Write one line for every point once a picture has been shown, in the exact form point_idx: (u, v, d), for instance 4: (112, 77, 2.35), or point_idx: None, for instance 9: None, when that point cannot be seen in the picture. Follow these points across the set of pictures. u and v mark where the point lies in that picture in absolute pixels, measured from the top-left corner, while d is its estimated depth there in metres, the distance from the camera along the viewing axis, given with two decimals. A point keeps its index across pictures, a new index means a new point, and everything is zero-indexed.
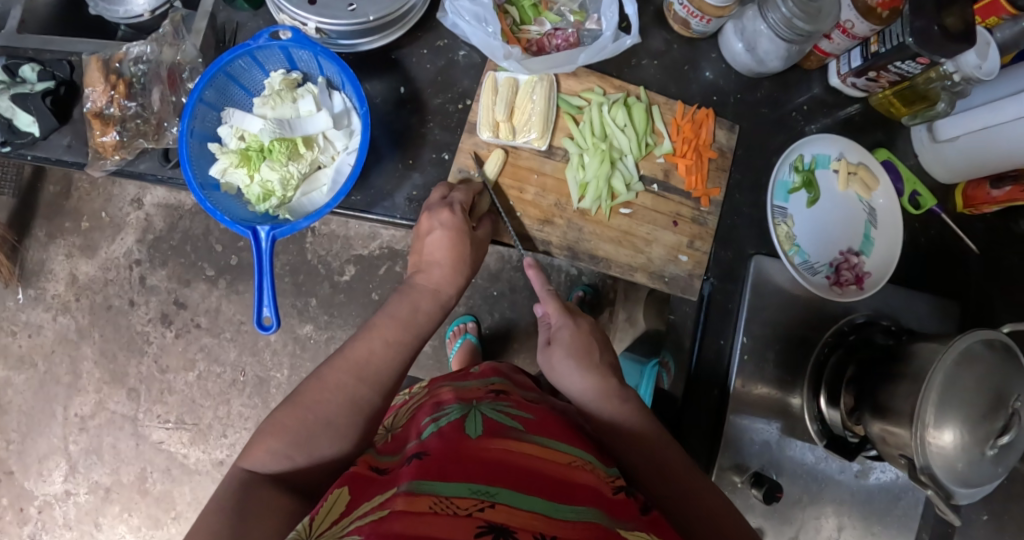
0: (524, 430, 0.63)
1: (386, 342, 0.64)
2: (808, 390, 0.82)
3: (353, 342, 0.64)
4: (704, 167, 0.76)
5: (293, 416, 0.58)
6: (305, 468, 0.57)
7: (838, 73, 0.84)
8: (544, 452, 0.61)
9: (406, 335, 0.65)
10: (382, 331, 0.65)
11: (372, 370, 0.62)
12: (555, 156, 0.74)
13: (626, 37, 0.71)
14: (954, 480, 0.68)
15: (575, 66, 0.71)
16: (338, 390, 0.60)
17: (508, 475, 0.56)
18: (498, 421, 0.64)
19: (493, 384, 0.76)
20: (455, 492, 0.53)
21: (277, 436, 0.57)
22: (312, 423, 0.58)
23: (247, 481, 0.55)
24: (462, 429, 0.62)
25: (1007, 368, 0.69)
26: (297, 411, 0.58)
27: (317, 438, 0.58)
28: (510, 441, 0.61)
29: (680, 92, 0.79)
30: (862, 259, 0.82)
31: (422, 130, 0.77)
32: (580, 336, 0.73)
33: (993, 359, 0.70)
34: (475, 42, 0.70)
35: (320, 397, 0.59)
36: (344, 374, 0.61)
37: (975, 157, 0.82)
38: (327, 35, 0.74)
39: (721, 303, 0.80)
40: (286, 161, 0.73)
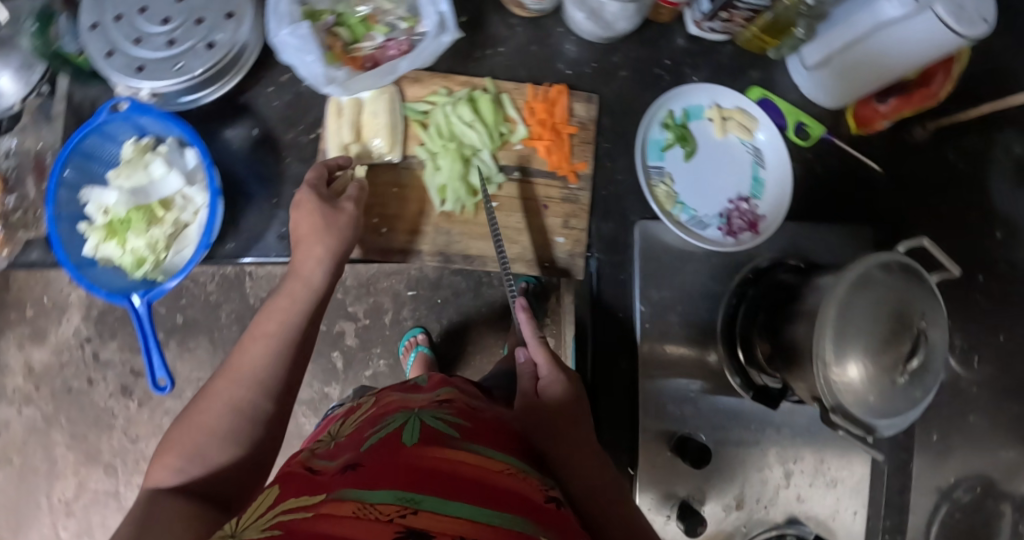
0: (462, 438, 0.59)
1: (280, 318, 0.65)
2: (722, 344, 0.80)
3: (256, 322, 0.66)
4: (565, 144, 0.74)
5: (185, 436, 0.59)
6: (213, 473, 0.58)
7: (694, 21, 0.81)
8: (479, 462, 0.57)
9: (287, 324, 0.65)
10: (295, 275, 0.67)
11: (279, 339, 0.64)
12: (411, 166, 0.74)
13: (442, 34, 0.70)
14: (869, 414, 0.67)
15: (397, 75, 0.70)
16: (241, 381, 0.62)
17: (436, 481, 0.53)
18: (437, 428, 0.60)
19: (440, 393, 0.72)
20: (381, 498, 0.50)
21: (172, 454, 0.58)
22: (222, 419, 0.60)
23: (149, 498, 0.55)
24: (400, 435, 0.59)
25: (909, 289, 0.67)
26: (183, 430, 0.59)
27: (207, 445, 0.58)
28: (446, 450, 0.57)
29: (531, 74, 0.78)
30: (753, 203, 0.81)
31: (281, 166, 0.78)
32: (570, 393, 0.70)
33: (893, 282, 0.68)
34: (303, 73, 0.69)
35: (203, 410, 0.60)
36: (257, 348, 0.63)
37: (855, 76, 0.80)
38: (166, 97, 0.75)
39: (612, 277, 0.77)
40: (147, 226, 0.74)
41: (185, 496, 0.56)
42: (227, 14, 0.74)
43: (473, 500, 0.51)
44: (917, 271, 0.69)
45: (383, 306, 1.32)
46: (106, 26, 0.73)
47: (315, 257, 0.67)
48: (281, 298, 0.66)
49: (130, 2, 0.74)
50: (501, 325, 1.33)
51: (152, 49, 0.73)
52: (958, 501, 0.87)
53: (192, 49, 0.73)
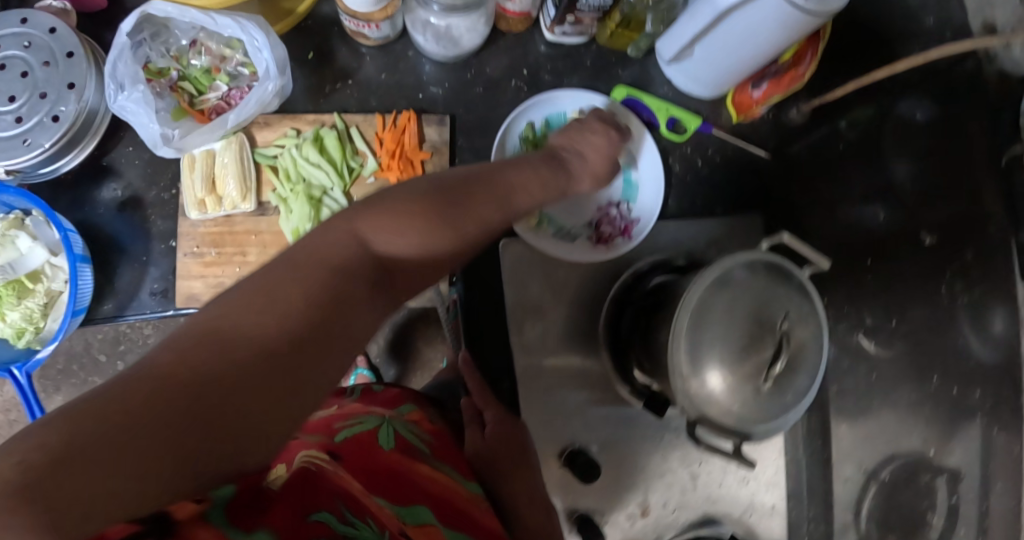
0: (430, 456, 0.61)
1: (453, 228, 0.47)
2: (609, 354, 0.78)
3: (450, 212, 0.48)
4: (417, 173, 0.73)
5: (309, 251, 0.40)
6: (254, 330, 0.34)
7: (547, 27, 0.79)
8: (448, 480, 0.59)
9: (427, 251, 0.46)
10: (469, 209, 0.49)
11: (439, 257, 0.47)
12: (267, 212, 0.73)
13: (268, 82, 0.70)
14: (736, 423, 0.65)
15: (223, 132, 0.70)
16: (404, 236, 0.44)
17: (410, 493, 0.53)
18: (409, 439, 0.61)
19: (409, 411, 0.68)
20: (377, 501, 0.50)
21: (265, 293, 0.36)
22: (310, 286, 0.37)
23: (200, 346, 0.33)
24: (374, 438, 0.58)
25: (772, 291, 0.66)
26: (285, 268, 0.38)
27: (289, 292, 0.36)
28: (419, 463, 0.58)
29: (383, 104, 0.77)
30: (627, 207, 0.79)
31: (146, 223, 0.78)
32: (515, 433, 0.72)
33: (756, 285, 0.67)
34: (140, 135, 0.69)
35: (328, 239, 0.41)
36: (380, 215, 0.44)
37: (716, 65, 0.77)
38: (23, 172, 0.74)
39: (487, 295, 0.80)
40: (18, 300, 0.74)
41: (225, 334, 0.34)
42: (71, 84, 0.74)
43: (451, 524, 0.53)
44: (784, 268, 0.68)
45: None
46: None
47: (413, 225, 0.45)
48: (464, 219, 0.48)
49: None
50: None
51: (1, 128, 0.72)
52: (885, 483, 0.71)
53: (39, 125, 0.73)
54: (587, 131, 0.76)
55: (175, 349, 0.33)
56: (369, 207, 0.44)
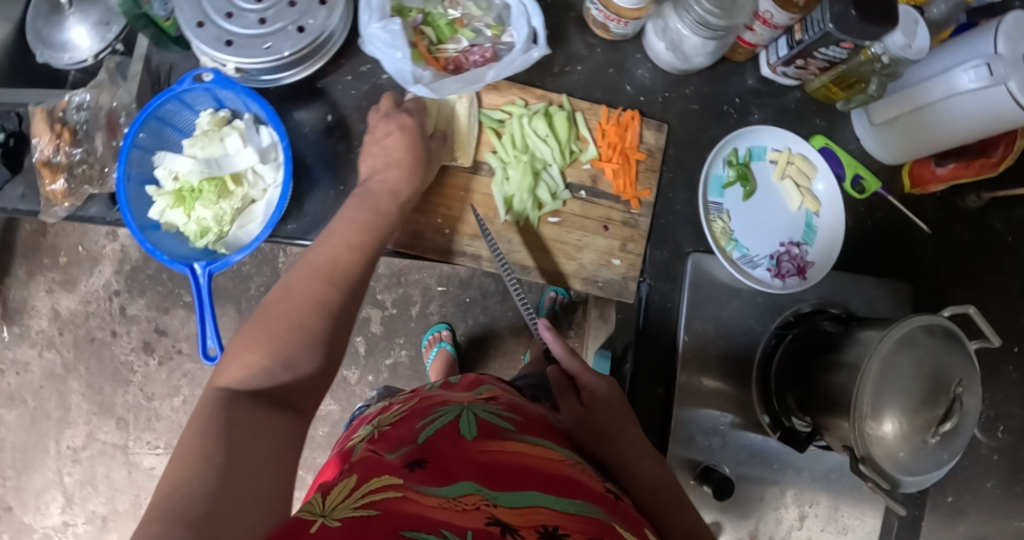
0: (517, 431, 0.64)
1: (324, 279, 0.63)
2: (757, 382, 0.82)
3: (315, 248, 0.66)
4: (632, 171, 0.76)
5: (263, 329, 0.59)
6: (286, 381, 0.56)
7: (768, 64, 0.83)
8: (536, 449, 0.61)
9: (371, 234, 0.67)
10: (342, 234, 0.67)
11: (335, 269, 0.64)
12: (482, 171, 0.75)
13: (533, 49, 0.69)
14: (897, 469, 0.69)
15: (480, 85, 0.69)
16: (275, 321, 0.59)
17: (502, 472, 0.55)
18: (490, 422, 0.64)
19: (482, 391, 0.76)
20: (460, 490, 0.51)
21: (254, 350, 0.57)
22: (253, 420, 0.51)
23: (229, 399, 0.52)
24: (457, 431, 0.61)
25: (945, 353, 0.70)
26: (269, 321, 0.59)
27: (296, 346, 0.58)
28: (504, 441, 0.60)
29: (605, 97, 0.80)
30: (803, 249, 0.82)
31: (350, 155, 0.79)
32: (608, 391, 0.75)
33: (933, 344, 0.70)
34: (387, 69, 0.69)
35: (285, 306, 0.60)
36: (259, 328, 0.59)
37: (912, 138, 0.82)
38: (249, 73, 0.75)
39: (659, 304, 0.79)
40: (217, 199, 0.75)
41: (225, 442, 0.47)
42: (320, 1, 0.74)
43: (544, 489, 0.54)
44: (959, 336, 0.70)
45: (411, 297, 1.34)
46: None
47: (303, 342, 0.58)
48: (348, 224, 0.68)
49: None
50: (524, 332, 1.35)
51: (243, 25, 0.73)
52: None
53: (283, 31, 0.73)
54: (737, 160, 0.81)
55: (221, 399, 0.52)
56: (258, 316, 0.60)
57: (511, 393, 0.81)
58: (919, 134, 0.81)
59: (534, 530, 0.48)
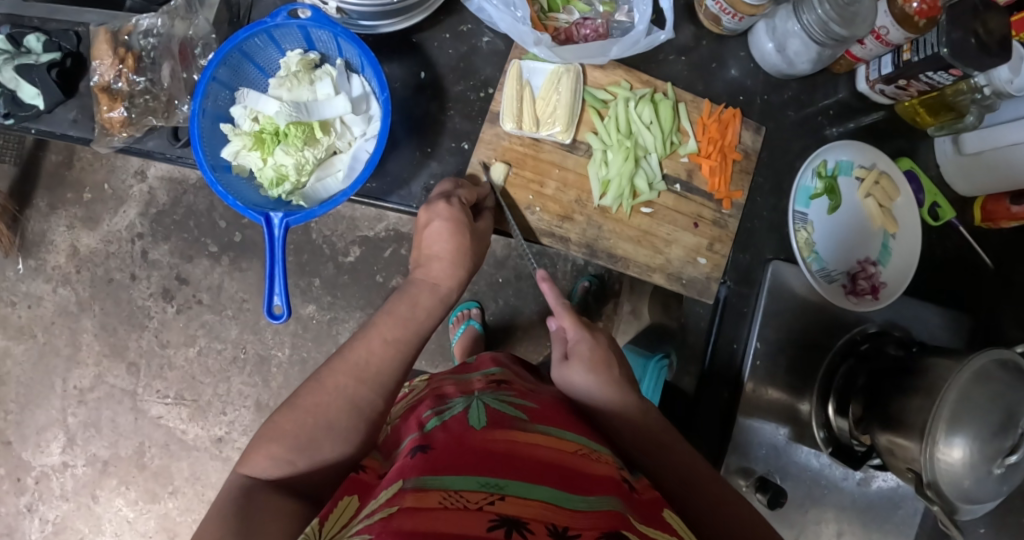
0: (529, 421, 0.63)
1: (356, 377, 0.60)
2: (817, 397, 0.81)
3: (352, 343, 0.63)
4: (728, 169, 0.74)
5: (292, 421, 0.57)
6: (306, 472, 0.57)
7: (867, 79, 0.82)
8: (549, 441, 0.60)
9: (412, 334, 0.65)
10: (380, 330, 0.64)
11: (374, 372, 0.61)
12: (578, 150, 0.73)
13: (659, 31, 0.69)
14: (958, 496, 0.69)
15: (607, 59, 0.69)
16: (305, 414, 0.58)
17: (512, 466, 0.55)
18: (501, 411, 0.64)
19: (493, 375, 0.77)
20: (465, 486, 0.52)
21: (278, 441, 0.56)
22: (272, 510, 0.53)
23: (253, 492, 0.53)
24: (466, 421, 0.61)
25: (1016, 388, 0.69)
26: (294, 414, 0.58)
27: (318, 440, 0.57)
28: (515, 431, 0.60)
29: (705, 91, 0.78)
30: (878, 269, 0.82)
31: (442, 117, 0.76)
32: (598, 347, 0.70)
33: (1008, 377, 0.69)
34: (502, 29, 0.68)
35: (318, 399, 0.59)
36: (290, 418, 0.57)
37: (998, 172, 0.82)
38: (348, 15, 0.71)
39: (735, 307, 0.79)
40: (301, 145, 0.72)
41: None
42: None
43: (554, 483, 0.54)
44: None
45: None
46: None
47: (331, 427, 0.58)
48: (383, 327, 0.64)
49: None
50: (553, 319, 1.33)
51: None
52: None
53: None
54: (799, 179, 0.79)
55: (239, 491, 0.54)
56: (290, 403, 0.59)
57: (523, 375, 0.82)
58: (1000, 170, 0.82)
59: (542, 526, 0.48)
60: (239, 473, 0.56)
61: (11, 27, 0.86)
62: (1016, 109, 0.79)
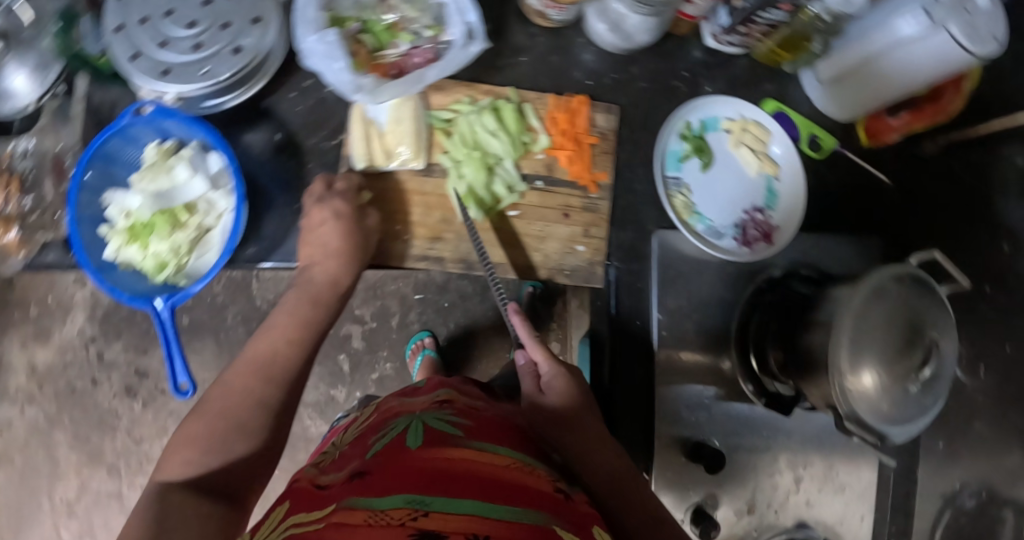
0: (466, 437, 0.63)
1: (261, 368, 0.64)
2: (736, 353, 0.81)
3: (254, 343, 0.67)
4: (587, 154, 0.76)
5: (202, 424, 0.59)
6: (221, 471, 0.57)
7: (712, 34, 0.83)
8: (483, 457, 0.59)
9: (311, 328, 0.69)
10: (280, 330, 0.68)
11: (272, 367, 0.65)
12: (434, 173, 0.75)
13: (472, 43, 0.71)
14: (880, 421, 0.68)
15: (424, 84, 0.71)
16: (213, 414, 0.60)
17: (442, 483, 0.54)
18: (439, 429, 0.64)
19: (439, 395, 0.76)
20: (391, 503, 0.51)
21: (190, 446, 0.57)
22: (187, 495, 0.53)
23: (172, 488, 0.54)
24: (404, 441, 0.61)
25: (914, 302, 0.69)
26: (204, 418, 0.60)
27: (229, 437, 0.59)
28: (450, 448, 0.59)
29: (552, 84, 0.79)
30: (767, 214, 0.82)
31: (302, 172, 0.79)
32: (573, 384, 0.73)
33: (907, 293, 0.69)
34: (329, 81, 0.70)
35: (227, 401, 0.61)
36: (200, 422, 0.60)
37: (865, 91, 0.81)
38: (190, 100, 0.74)
39: (630, 284, 0.78)
40: (171, 230, 0.75)
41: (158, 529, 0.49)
42: (252, 18, 0.74)
43: (478, 495, 0.53)
44: (931, 284, 0.70)
45: (389, 310, 1.32)
46: (131, 28, 0.72)
47: (239, 422, 0.60)
48: (286, 316, 0.69)
49: (155, 4, 0.73)
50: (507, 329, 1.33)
51: (178, 52, 0.72)
52: (962, 509, 0.87)
53: (218, 54, 0.72)
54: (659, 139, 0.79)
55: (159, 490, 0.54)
56: (197, 411, 0.61)
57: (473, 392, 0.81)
58: (868, 89, 0.81)
59: None
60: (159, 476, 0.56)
61: None
62: (863, 26, 0.77)
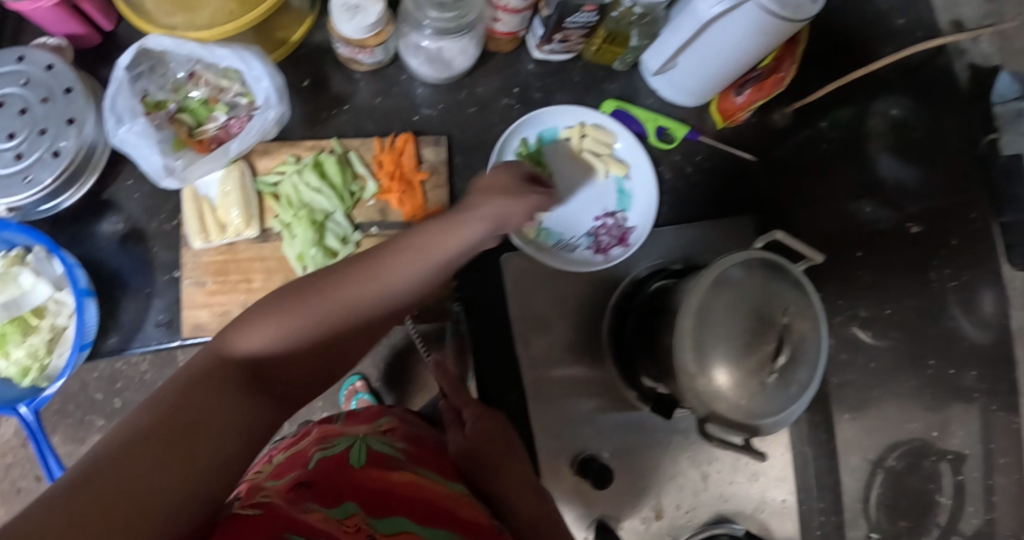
0: (410, 464, 0.61)
1: (327, 303, 0.48)
2: (613, 360, 0.79)
3: (368, 260, 0.52)
4: (418, 193, 0.75)
5: (186, 375, 0.42)
6: (183, 416, 0.38)
7: (534, 46, 0.81)
8: (420, 483, 0.59)
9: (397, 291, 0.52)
10: (347, 284, 0.50)
11: (352, 319, 0.50)
12: (271, 237, 0.75)
13: (268, 109, 0.71)
14: (743, 417, 0.67)
15: (224, 159, 0.71)
16: (326, 303, 0.48)
17: (388, 503, 0.53)
18: (383, 452, 0.61)
19: (381, 423, 0.70)
20: (339, 514, 0.49)
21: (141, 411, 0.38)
22: (223, 400, 0.41)
23: (214, 365, 0.43)
24: (346, 458, 0.58)
25: (762, 288, 0.68)
26: (208, 359, 0.43)
27: (212, 388, 0.41)
28: (388, 470, 0.58)
29: (378, 127, 0.79)
30: (622, 216, 0.81)
31: (149, 255, 0.78)
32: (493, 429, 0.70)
33: (753, 278, 0.69)
34: (142, 168, 0.70)
35: (310, 306, 0.48)
36: (288, 307, 0.47)
37: (701, 72, 0.80)
38: (23, 209, 0.73)
39: (490, 314, 0.80)
40: (24, 336, 0.74)
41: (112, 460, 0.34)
42: (69, 119, 0.73)
43: (412, 516, 0.54)
44: (784, 267, 0.69)
45: None
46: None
47: (308, 328, 0.48)
48: (399, 270, 0.52)
49: None
50: None
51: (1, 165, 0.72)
52: (892, 471, 0.77)
53: (39, 161, 0.72)
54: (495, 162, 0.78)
55: (212, 361, 0.43)
56: (317, 283, 0.48)
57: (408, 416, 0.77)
58: (704, 69, 0.79)
59: None
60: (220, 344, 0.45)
61: None
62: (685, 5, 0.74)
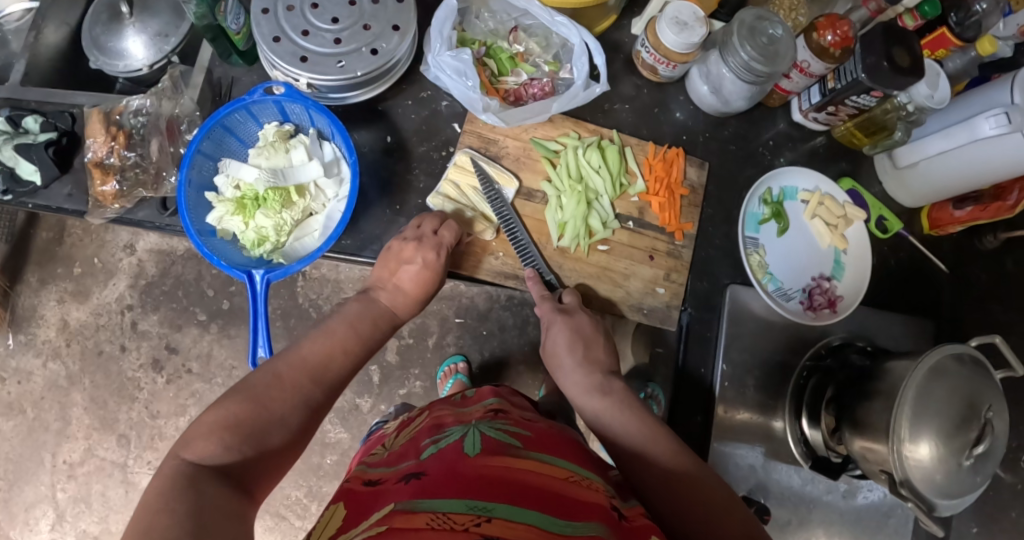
0: (525, 448, 0.61)
1: (348, 352, 0.68)
2: (790, 412, 0.84)
3: (303, 343, 0.67)
4: (677, 204, 0.82)
5: (244, 410, 0.58)
6: (252, 462, 0.56)
7: (801, 110, 0.88)
8: (542, 467, 0.58)
9: (364, 344, 0.70)
10: (336, 334, 0.69)
11: (326, 371, 0.65)
12: (535, 198, 0.80)
13: (595, 85, 0.76)
14: (934, 492, 0.67)
15: (547, 115, 0.76)
16: (260, 406, 0.59)
17: (503, 490, 0.53)
18: (497, 438, 0.62)
19: (490, 403, 0.74)
20: (453, 508, 0.51)
21: (228, 430, 0.56)
22: (295, 411, 0.61)
23: (192, 473, 0.52)
24: (461, 447, 0.60)
25: (973, 383, 0.68)
26: (249, 403, 0.58)
27: (268, 435, 0.58)
28: (510, 457, 0.58)
29: (651, 133, 0.85)
30: (833, 283, 0.86)
31: (408, 176, 0.81)
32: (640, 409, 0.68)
33: (965, 372, 0.69)
34: (456, 95, 0.74)
35: (271, 393, 0.60)
36: (240, 407, 0.58)
37: (933, 182, 0.86)
38: (318, 89, 0.76)
39: (698, 331, 0.84)
40: (280, 209, 0.75)
41: (194, 520, 0.47)
42: (395, 26, 0.75)
43: (543, 508, 0.52)
44: (986, 365, 0.70)
45: (428, 328, 1.31)
46: (276, 13, 0.73)
47: (315, 376, 0.64)
48: (342, 320, 0.70)
49: None
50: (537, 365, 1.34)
51: (318, 43, 0.73)
52: None
53: (357, 52, 0.74)
54: (738, 198, 0.87)
55: (284, 389, 0.61)
56: (239, 392, 0.59)
57: (523, 406, 0.78)
58: (941, 180, 0.85)
59: None
60: (178, 458, 0.53)
61: (9, 110, 0.86)
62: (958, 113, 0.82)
